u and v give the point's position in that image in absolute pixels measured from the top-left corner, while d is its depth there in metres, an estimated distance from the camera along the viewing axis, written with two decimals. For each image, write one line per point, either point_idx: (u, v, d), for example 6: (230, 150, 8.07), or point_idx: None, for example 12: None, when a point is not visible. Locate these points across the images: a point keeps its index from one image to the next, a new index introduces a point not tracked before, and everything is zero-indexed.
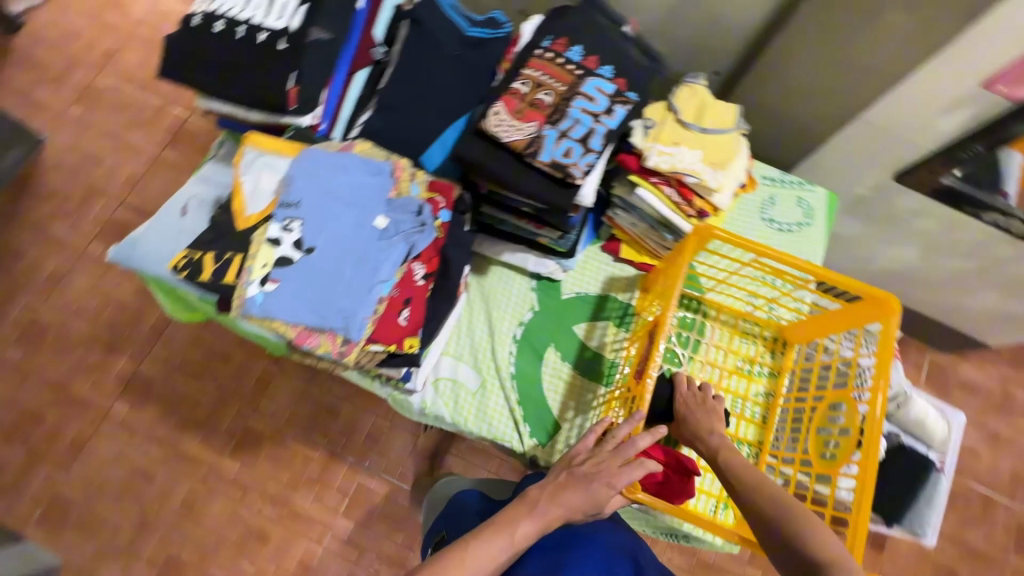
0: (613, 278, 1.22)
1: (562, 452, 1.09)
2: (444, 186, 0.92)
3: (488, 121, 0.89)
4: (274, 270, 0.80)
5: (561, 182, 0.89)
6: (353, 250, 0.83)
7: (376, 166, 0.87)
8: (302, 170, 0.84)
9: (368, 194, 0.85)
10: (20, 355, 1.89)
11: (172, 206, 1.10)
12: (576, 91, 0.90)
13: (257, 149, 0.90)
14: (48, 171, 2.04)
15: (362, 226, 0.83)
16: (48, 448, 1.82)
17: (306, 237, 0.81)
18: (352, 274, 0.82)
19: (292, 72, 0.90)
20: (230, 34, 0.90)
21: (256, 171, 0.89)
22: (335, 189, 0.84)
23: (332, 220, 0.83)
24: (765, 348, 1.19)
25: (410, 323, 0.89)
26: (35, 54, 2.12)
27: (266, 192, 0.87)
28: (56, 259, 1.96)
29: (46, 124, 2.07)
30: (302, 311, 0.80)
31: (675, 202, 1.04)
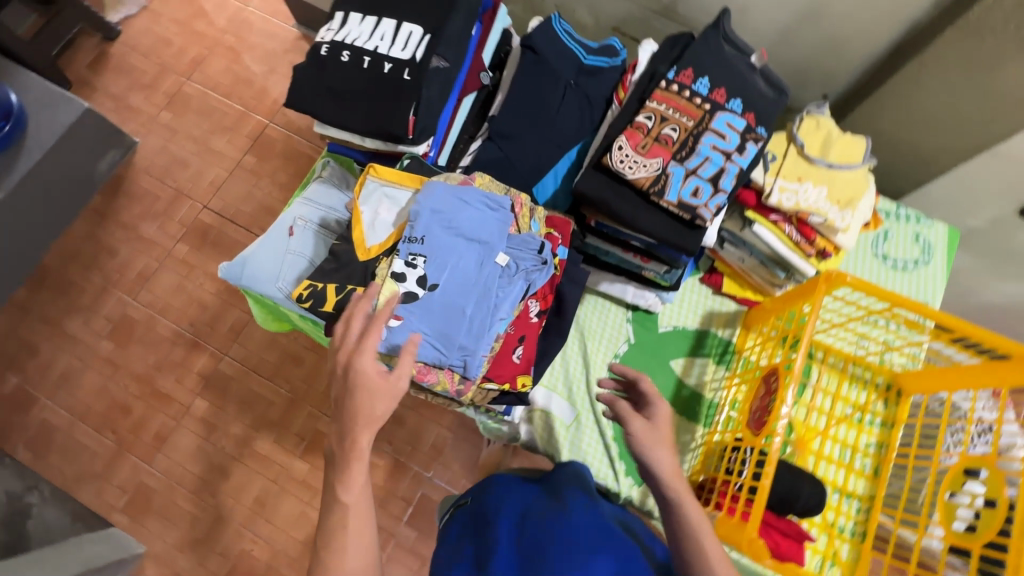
0: (712, 313, 1.17)
1: (658, 493, 1.06)
2: (560, 222, 0.93)
3: (612, 157, 0.86)
4: (399, 306, 0.80)
5: (686, 223, 0.86)
6: (476, 288, 0.82)
7: (498, 201, 0.86)
8: (426, 204, 0.83)
9: (491, 230, 0.84)
10: (110, 347, 1.97)
11: (280, 226, 1.12)
12: (706, 127, 0.87)
13: (378, 180, 0.90)
14: (140, 172, 2.11)
15: (484, 264, 0.83)
16: (134, 438, 1.89)
17: (430, 274, 0.81)
18: (474, 312, 0.81)
19: (414, 103, 0.90)
20: (357, 65, 0.92)
21: (375, 203, 0.89)
22: (459, 224, 0.83)
23: (456, 257, 0.82)
24: (878, 397, 1.12)
25: (523, 360, 0.88)
26: (130, 60, 2.19)
27: (387, 224, 0.88)
28: (145, 258, 2.04)
29: (139, 127, 2.15)
30: (424, 347, 0.80)
31: (794, 240, 1.00)
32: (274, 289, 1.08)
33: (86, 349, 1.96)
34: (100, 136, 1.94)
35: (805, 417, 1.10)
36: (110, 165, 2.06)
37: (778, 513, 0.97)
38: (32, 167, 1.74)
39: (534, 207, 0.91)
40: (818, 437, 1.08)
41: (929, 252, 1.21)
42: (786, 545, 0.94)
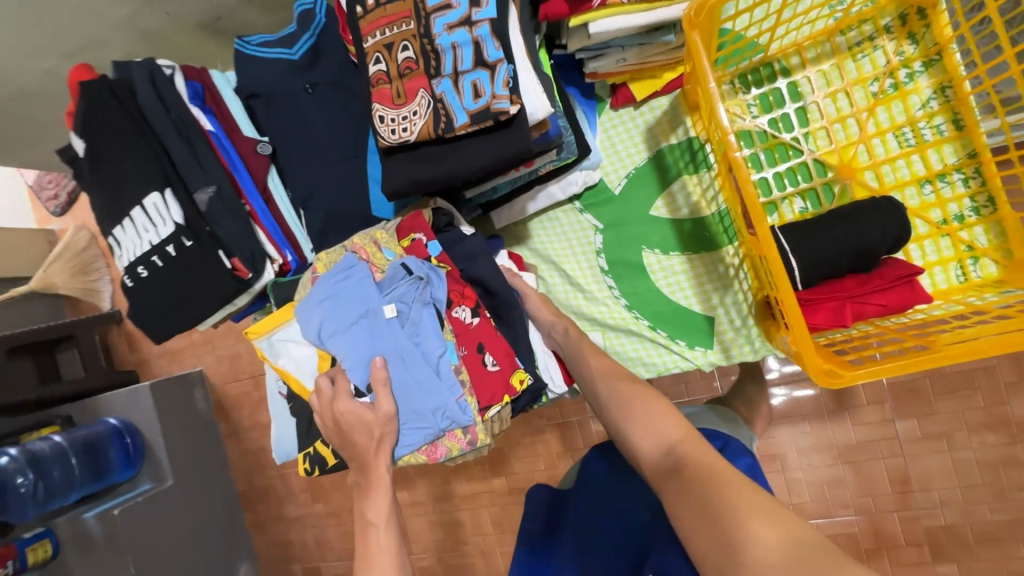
0: (652, 126, 0.94)
1: (738, 338, 0.92)
2: (411, 222, 0.83)
3: (382, 137, 0.70)
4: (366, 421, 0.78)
5: (499, 124, 0.68)
6: (398, 353, 0.77)
7: (343, 266, 0.80)
8: (307, 332, 0.79)
9: (361, 297, 0.79)
10: (322, 504, 1.87)
11: (273, 391, 1.06)
12: (427, 15, 0.68)
13: (265, 335, 0.88)
14: (224, 386, 1.93)
15: (382, 330, 0.78)
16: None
17: (360, 382, 0.77)
18: (414, 373, 0.77)
19: (221, 252, 0.86)
20: (155, 269, 0.87)
21: (283, 351, 0.89)
22: (337, 321, 0.78)
23: (361, 348, 0.78)
24: (900, 41, 0.80)
25: (503, 361, 0.80)
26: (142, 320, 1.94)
27: (307, 361, 0.88)
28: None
29: (171, 362, 1.98)
30: (410, 435, 0.77)
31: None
32: None
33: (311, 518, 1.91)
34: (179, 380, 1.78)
35: (828, 143, 0.84)
36: (205, 400, 1.87)
37: (860, 274, 0.76)
38: (167, 450, 1.67)
39: (376, 236, 0.83)
40: (857, 148, 0.83)
41: None
42: (898, 301, 0.74)
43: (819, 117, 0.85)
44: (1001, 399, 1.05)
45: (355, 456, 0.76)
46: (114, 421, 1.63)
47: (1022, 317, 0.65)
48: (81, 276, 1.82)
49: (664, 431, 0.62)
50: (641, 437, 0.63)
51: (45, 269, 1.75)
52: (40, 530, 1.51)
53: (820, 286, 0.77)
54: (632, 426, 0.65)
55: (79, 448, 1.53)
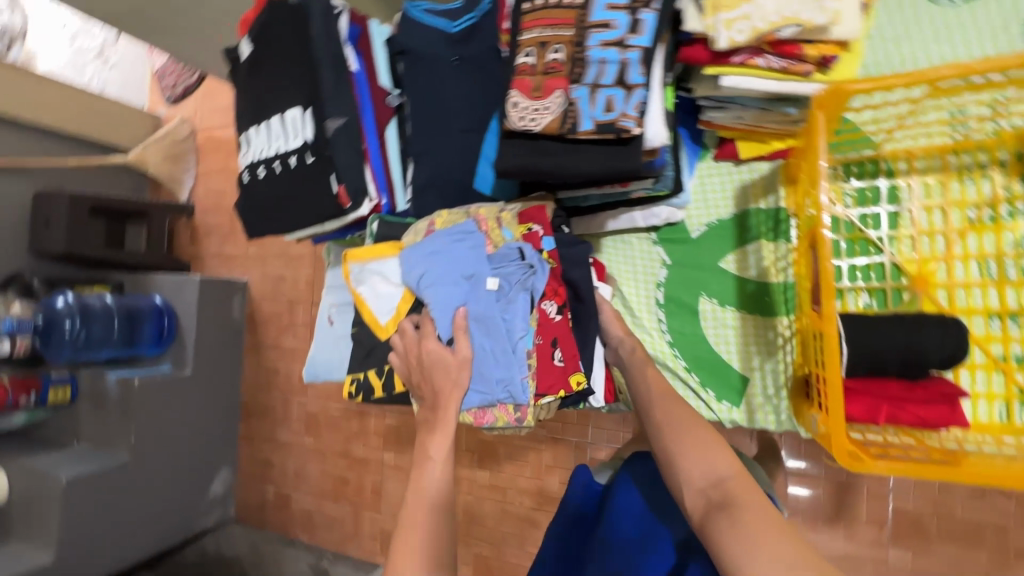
0: (746, 186, 0.98)
1: (764, 404, 0.95)
2: (535, 210, 0.87)
3: (511, 121, 0.78)
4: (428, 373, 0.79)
5: (618, 141, 0.74)
6: (484, 321, 0.79)
7: (462, 229, 0.84)
8: (408, 276, 0.82)
9: (470, 261, 0.81)
10: (311, 438, 1.98)
11: (322, 318, 1.25)
12: (586, 27, 0.73)
13: (360, 261, 0.88)
14: (260, 303, 2.02)
15: (478, 297, 0.80)
16: (360, 497, 1.90)
17: (442, 333, 0.79)
18: (492, 345, 0.78)
19: (332, 176, 0.95)
20: (274, 174, 0.99)
21: (370, 281, 0.87)
22: (440, 275, 0.81)
23: (450, 304, 0.80)
24: (1009, 178, 0.83)
25: (567, 360, 0.81)
26: (211, 220, 2.08)
27: (389, 297, 0.86)
28: (297, 362, 1.99)
29: (218, 265, 2.09)
30: (468, 397, 0.78)
31: (779, 70, 0.78)
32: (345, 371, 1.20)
33: (297, 448, 2.00)
34: (221, 284, 1.87)
35: (910, 251, 0.87)
36: (240, 309, 1.96)
37: (908, 381, 0.78)
38: (195, 341, 1.81)
39: (501, 214, 0.86)
40: (937, 265, 0.85)
41: None
42: (935, 416, 0.76)
43: (910, 225, 0.88)
44: (1006, 563, 1.03)
45: (429, 394, 0.75)
46: (158, 301, 1.79)
47: None
48: (172, 163, 1.98)
49: (714, 464, 0.71)
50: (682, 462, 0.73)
51: (144, 146, 1.93)
52: (67, 373, 1.65)
53: (862, 379, 0.79)
54: (682, 457, 0.73)
55: (124, 313, 1.73)
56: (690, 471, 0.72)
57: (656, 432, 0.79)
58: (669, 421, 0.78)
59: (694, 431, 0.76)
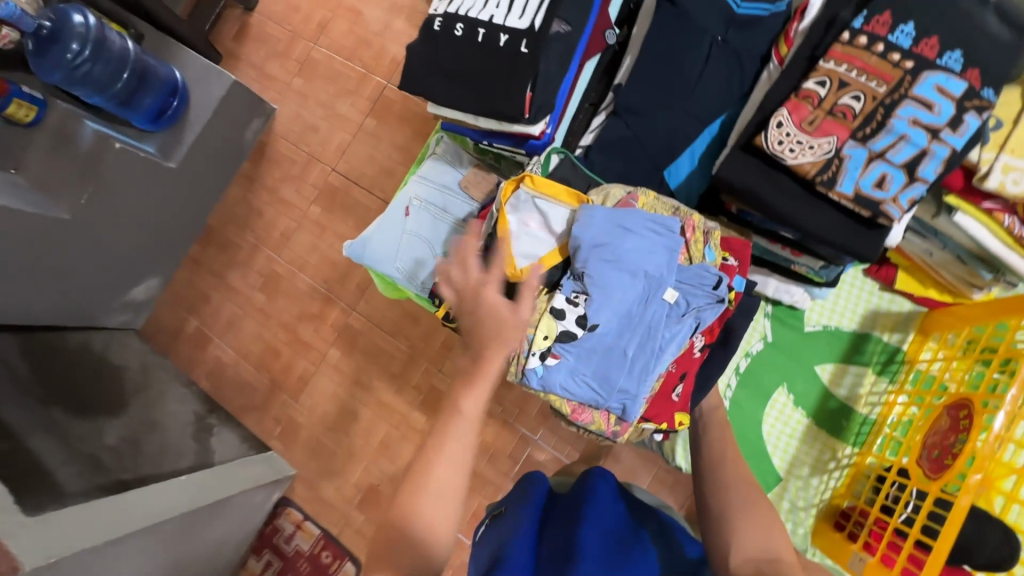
0: (878, 312, 0.97)
1: (787, 512, 0.94)
2: (738, 243, 0.82)
3: (766, 138, 0.70)
4: (557, 345, 0.75)
5: (864, 220, 0.69)
6: (640, 327, 0.75)
7: (666, 223, 0.76)
8: (583, 236, 0.75)
9: (660, 261, 0.75)
10: (263, 297, 1.59)
11: (398, 205, 1.14)
12: (904, 93, 0.66)
13: (533, 191, 0.81)
14: (280, 140, 1.62)
15: (649, 301, 0.75)
16: (284, 379, 1.54)
17: (591, 314, 0.74)
18: (634, 354, 0.75)
19: (530, 80, 0.82)
20: (471, 39, 0.84)
21: (528, 216, 0.81)
22: (622, 256, 0.74)
23: (617, 291, 0.74)
24: None
25: (681, 398, 0.82)
26: (269, 30, 1.66)
27: (536, 243, 0.80)
28: (287, 218, 1.59)
29: (247, 72, 1.67)
30: (579, 387, 0.76)
31: (1015, 236, 0.76)
32: (393, 269, 1.10)
33: (241, 300, 1.60)
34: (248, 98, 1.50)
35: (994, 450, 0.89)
36: (255, 134, 1.59)
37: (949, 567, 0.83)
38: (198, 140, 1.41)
39: (709, 231, 0.80)
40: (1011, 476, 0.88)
41: None
42: None
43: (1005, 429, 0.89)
44: None
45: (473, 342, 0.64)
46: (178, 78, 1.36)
47: None
48: None
49: (772, 539, 0.69)
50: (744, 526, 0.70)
51: None
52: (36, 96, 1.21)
53: None
54: (743, 524, 0.70)
55: (136, 71, 1.29)
56: (750, 539, 0.69)
57: (716, 489, 0.77)
58: (737, 492, 0.75)
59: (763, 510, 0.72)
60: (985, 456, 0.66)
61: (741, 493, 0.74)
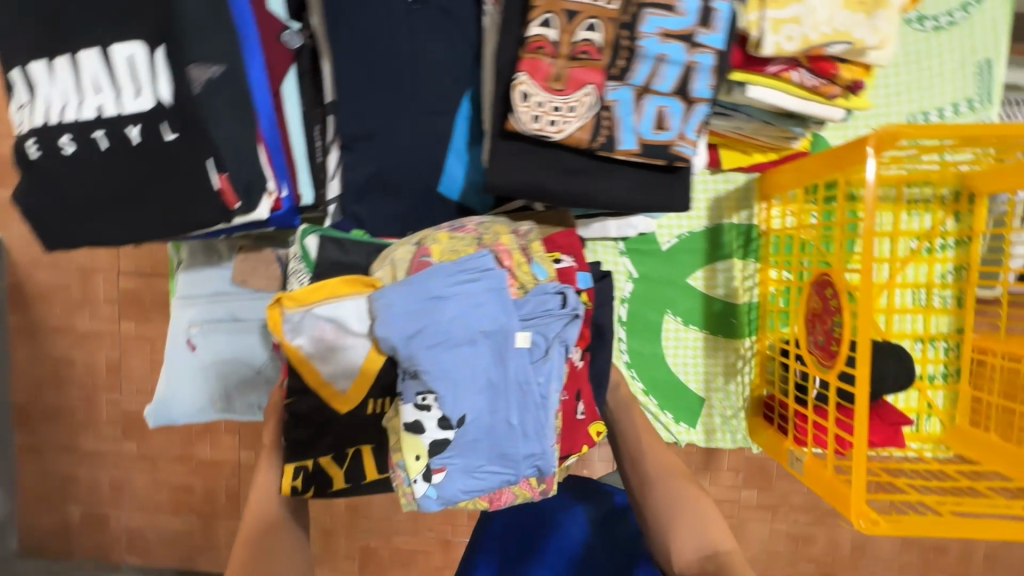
0: (720, 197, 0.92)
1: (722, 425, 0.94)
2: (563, 237, 0.73)
3: (518, 119, 0.55)
4: (434, 460, 0.56)
5: (662, 167, 0.58)
6: (512, 389, 0.57)
7: (478, 264, 0.60)
8: (390, 332, 0.56)
9: (493, 310, 0.57)
10: (135, 444, 1.52)
11: (175, 342, 0.90)
12: (641, 2, 0.53)
13: (303, 307, 0.60)
14: (31, 270, 1.46)
15: (505, 360, 0.57)
16: (213, 506, 1.51)
17: (450, 410, 0.55)
18: (521, 417, 0.58)
19: (210, 161, 0.59)
20: (92, 150, 0.59)
21: (316, 333, 0.60)
22: (449, 329, 0.55)
23: (466, 369, 0.55)
24: (947, 215, 0.89)
25: (587, 411, 0.73)
26: None
27: (346, 356, 0.62)
28: (102, 350, 1.46)
29: None
30: (484, 482, 0.58)
31: (811, 88, 0.68)
32: (217, 411, 0.92)
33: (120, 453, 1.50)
34: None
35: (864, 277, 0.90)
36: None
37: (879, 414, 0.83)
38: None
39: (527, 245, 0.68)
40: (883, 292, 0.90)
41: None
42: (881, 440, 0.81)
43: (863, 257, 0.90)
44: None
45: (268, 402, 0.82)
46: None
47: (959, 481, 0.80)
48: None
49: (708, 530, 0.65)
50: (679, 526, 0.66)
51: None
52: None
53: None
54: (676, 525, 0.66)
55: None
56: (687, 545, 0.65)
57: (642, 486, 0.72)
58: (663, 483, 0.70)
59: (691, 496, 0.68)
60: (871, 309, 0.64)
61: (670, 485, 0.70)
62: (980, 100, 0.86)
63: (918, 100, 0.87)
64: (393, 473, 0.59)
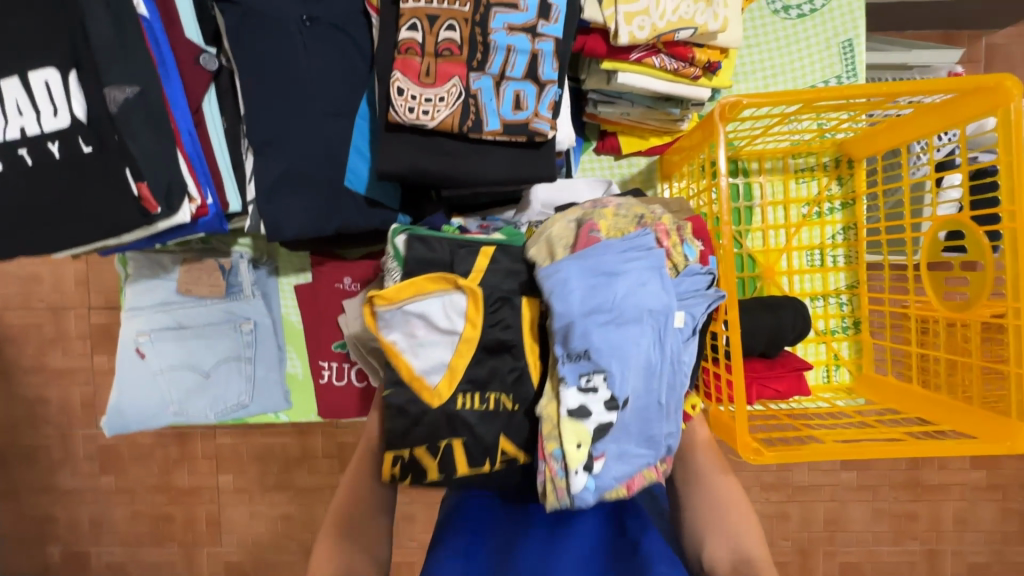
0: (626, 180, 0.97)
1: None
2: (699, 224, 0.76)
3: (396, 110, 0.62)
4: (597, 446, 0.57)
5: (529, 144, 0.65)
6: (667, 367, 0.59)
7: (642, 242, 0.60)
8: (564, 304, 0.56)
9: (657, 292, 0.58)
10: (112, 478, 1.62)
11: (125, 352, 0.95)
12: (490, 4, 0.62)
13: (395, 301, 0.59)
14: (4, 313, 1.56)
15: (666, 340, 0.58)
16: (192, 534, 1.63)
17: (620, 390, 0.56)
18: (669, 395, 0.59)
19: (128, 172, 0.67)
20: (19, 167, 0.67)
21: (407, 327, 0.60)
22: (619, 307, 0.57)
23: (636, 345, 0.57)
24: (831, 179, 0.97)
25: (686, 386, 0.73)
26: None
27: (436, 347, 0.60)
28: (76, 386, 1.57)
29: None
30: (633, 460, 0.59)
31: (672, 70, 0.77)
32: (171, 415, 0.96)
33: (97, 491, 1.61)
34: None
35: (761, 243, 0.97)
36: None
37: (770, 359, 0.88)
38: None
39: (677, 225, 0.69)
40: (783, 256, 0.97)
41: None
42: (787, 389, 0.86)
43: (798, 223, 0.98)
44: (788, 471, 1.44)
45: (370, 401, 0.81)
46: None
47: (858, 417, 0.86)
48: None
49: (743, 540, 0.70)
50: (715, 535, 0.71)
51: None
52: None
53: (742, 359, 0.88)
54: (711, 533, 0.71)
55: None
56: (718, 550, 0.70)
57: (686, 482, 0.74)
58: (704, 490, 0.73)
59: (733, 505, 0.72)
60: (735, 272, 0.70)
61: (713, 492, 0.73)
62: (846, 76, 0.96)
63: (787, 81, 0.97)
64: (541, 465, 0.59)
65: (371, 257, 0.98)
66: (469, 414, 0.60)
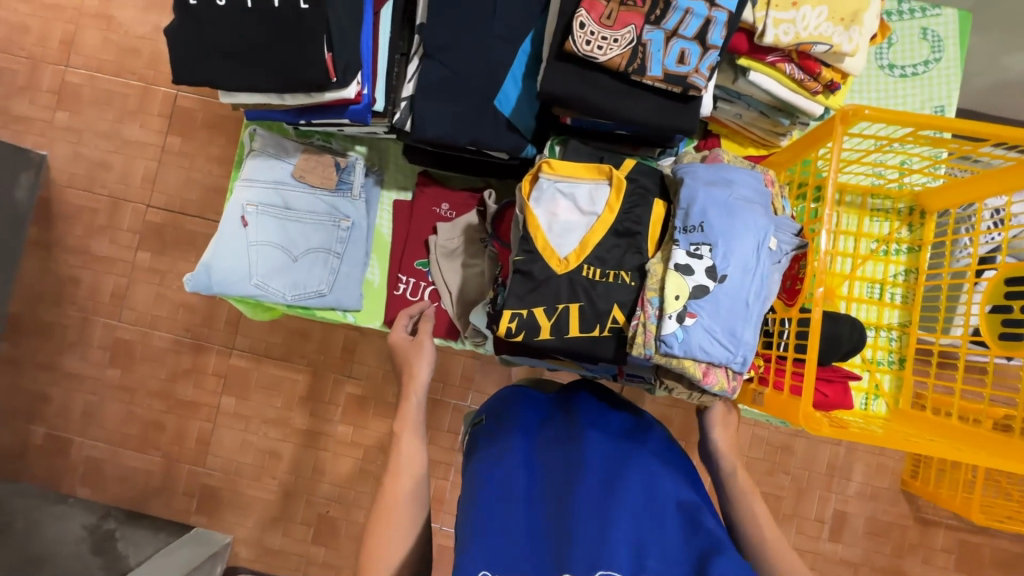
0: None
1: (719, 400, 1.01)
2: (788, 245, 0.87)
3: (574, 41, 0.71)
4: (691, 302, 0.70)
5: (679, 97, 0.75)
6: (759, 271, 0.72)
7: (756, 177, 0.77)
8: (691, 186, 0.74)
9: (762, 210, 0.74)
10: (117, 373, 1.57)
11: (230, 216, 1.01)
12: None
13: (555, 176, 0.78)
14: (65, 190, 1.55)
15: (763, 248, 0.72)
16: (177, 449, 1.56)
17: (720, 263, 0.70)
18: (755, 297, 0.72)
19: (323, 38, 0.76)
20: (236, 6, 0.77)
21: (554, 203, 0.78)
22: (734, 206, 0.72)
23: (740, 236, 0.71)
24: (902, 225, 1.06)
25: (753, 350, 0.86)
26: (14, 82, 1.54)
27: (573, 224, 0.77)
28: (112, 275, 1.55)
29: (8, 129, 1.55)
30: (715, 334, 0.70)
31: (797, 80, 0.86)
32: (250, 286, 1.00)
33: (96, 382, 1.57)
34: None
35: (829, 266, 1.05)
36: (29, 190, 1.50)
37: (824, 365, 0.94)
38: None
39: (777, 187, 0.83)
40: (846, 282, 1.04)
41: (940, 46, 1.06)
42: (834, 396, 0.93)
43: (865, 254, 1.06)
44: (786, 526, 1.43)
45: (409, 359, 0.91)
46: None
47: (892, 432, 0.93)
48: None
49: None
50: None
51: None
52: None
53: None
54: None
55: None
56: None
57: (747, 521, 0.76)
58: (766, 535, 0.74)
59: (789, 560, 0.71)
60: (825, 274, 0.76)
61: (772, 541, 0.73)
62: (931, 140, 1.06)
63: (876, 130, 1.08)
64: (637, 311, 0.73)
65: (471, 191, 1.06)
66: (591, 282, 0.75)
